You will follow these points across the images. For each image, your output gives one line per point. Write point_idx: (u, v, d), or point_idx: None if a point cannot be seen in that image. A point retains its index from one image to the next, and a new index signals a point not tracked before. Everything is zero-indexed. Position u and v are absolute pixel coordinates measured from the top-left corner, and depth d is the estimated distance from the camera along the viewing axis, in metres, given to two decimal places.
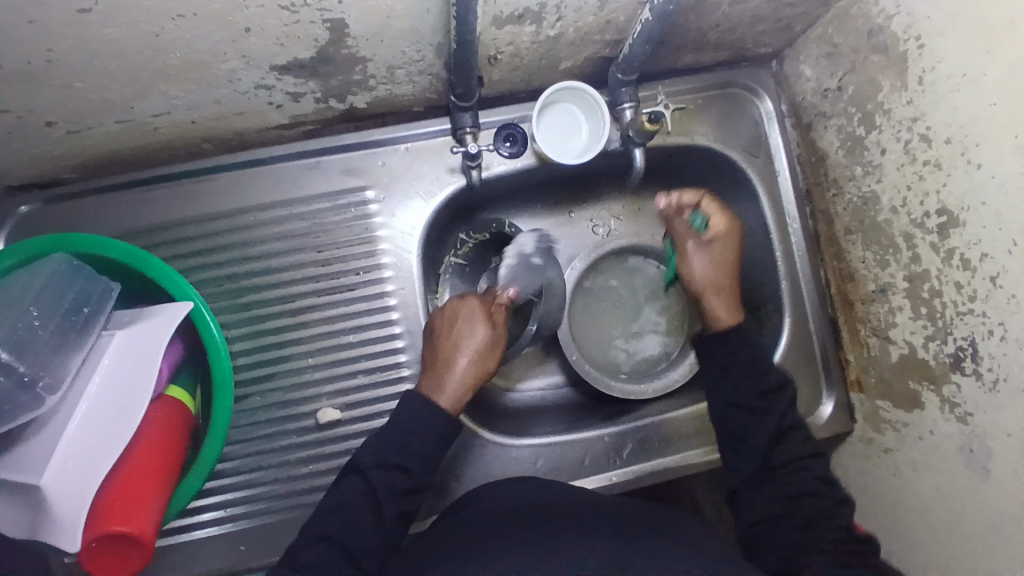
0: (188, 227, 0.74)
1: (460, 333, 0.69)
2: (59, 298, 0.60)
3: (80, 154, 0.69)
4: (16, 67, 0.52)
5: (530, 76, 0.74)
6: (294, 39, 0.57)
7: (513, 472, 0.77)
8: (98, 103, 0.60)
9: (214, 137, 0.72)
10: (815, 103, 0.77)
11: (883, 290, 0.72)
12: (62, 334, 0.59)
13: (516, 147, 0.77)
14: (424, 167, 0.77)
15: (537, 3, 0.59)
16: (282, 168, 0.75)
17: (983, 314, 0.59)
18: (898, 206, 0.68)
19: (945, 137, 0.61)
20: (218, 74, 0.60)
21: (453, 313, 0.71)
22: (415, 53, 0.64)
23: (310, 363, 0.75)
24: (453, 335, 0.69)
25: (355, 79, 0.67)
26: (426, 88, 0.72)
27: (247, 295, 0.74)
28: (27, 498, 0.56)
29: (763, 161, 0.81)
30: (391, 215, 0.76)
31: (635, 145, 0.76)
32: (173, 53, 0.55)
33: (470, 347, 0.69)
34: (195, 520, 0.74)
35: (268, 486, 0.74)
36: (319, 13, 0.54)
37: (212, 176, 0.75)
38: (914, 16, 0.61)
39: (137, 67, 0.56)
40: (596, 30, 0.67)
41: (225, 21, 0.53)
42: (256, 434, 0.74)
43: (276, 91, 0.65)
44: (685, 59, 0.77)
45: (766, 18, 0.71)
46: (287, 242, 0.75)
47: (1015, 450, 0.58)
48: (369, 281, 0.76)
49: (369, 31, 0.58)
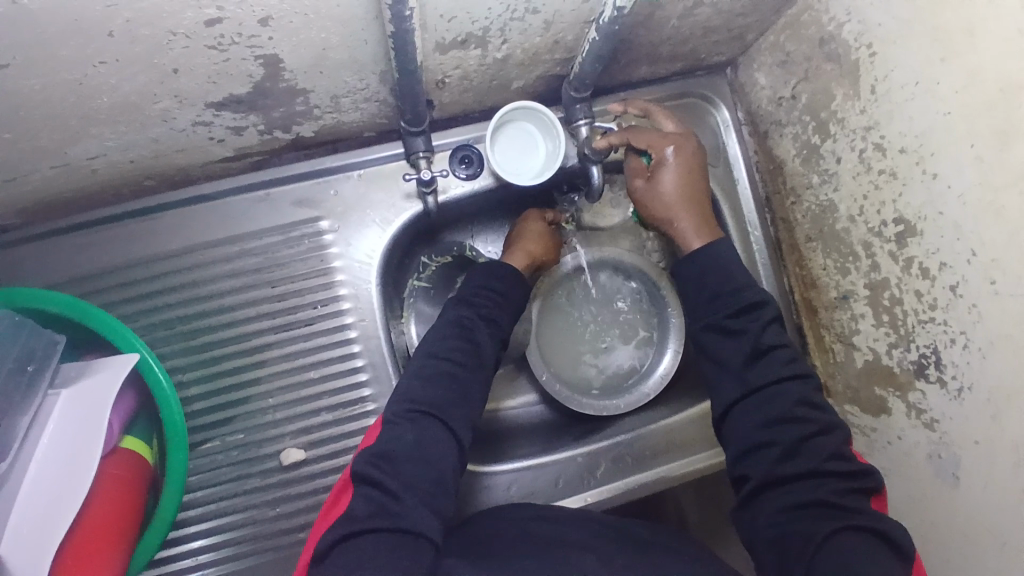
0: (135, 270, 0.71)
1: (523, 225, 0.80)
2: (5, 354, 0.57)
3: (14, 203, 0.65)
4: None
5: (482, 96, 0.72)
6: (227, 76, 0.54)
7: (487, 500, 0.75)
8: (26, 151, 0.57)
9: (156, 175, 0.69)
10: (770, 111, 0.76)
11: (846, 297, 0.72)
12: (4, 399, 0.56)
13: (472, 168, 0.76)
14: (379, 194, 0.75)
15: (481, 27, 0.58)
16: (229, 202, 0.73)
17: (944, 322, 0.60)
18: (856, 215, 0.68)
19: (900, 146, 0.61)
20: (150, 115, 0.57)
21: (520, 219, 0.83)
22: (359, 82, 0.62)
23: (271, 403, 0.73)
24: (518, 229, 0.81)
25: (299, 110, 0.64)
26: (375, 114, 0.70)
27: (201, 336, 0.72)
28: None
29: (722, 170, 0.81)
30: (347, 245, 0.74)
31: (591, 163, 0.74)
32: (99, 97, 0.52)
33: (537, 226, 0.80)
34: (163, 572, 0.71)
35: (235, 532, 0.72)
36: (250, 50, 0.51)
37: (157, 215, 0.72)
38: (864, 24, 0.61)
39: (63, 114, 0.53)
40: (545, 49, 0.65)
41: (151, 64, 0.50)
42: (220, 479, 0.72)
43: (216, 126, 0.63)
44: (640, 71, 0.75)
45: (718, 29, 0.70)
46: (240, 279, 0.72)
47: (981, 458, 0.58)
48: (328, 315, 0.73)
49: (307, 65, 0.56)
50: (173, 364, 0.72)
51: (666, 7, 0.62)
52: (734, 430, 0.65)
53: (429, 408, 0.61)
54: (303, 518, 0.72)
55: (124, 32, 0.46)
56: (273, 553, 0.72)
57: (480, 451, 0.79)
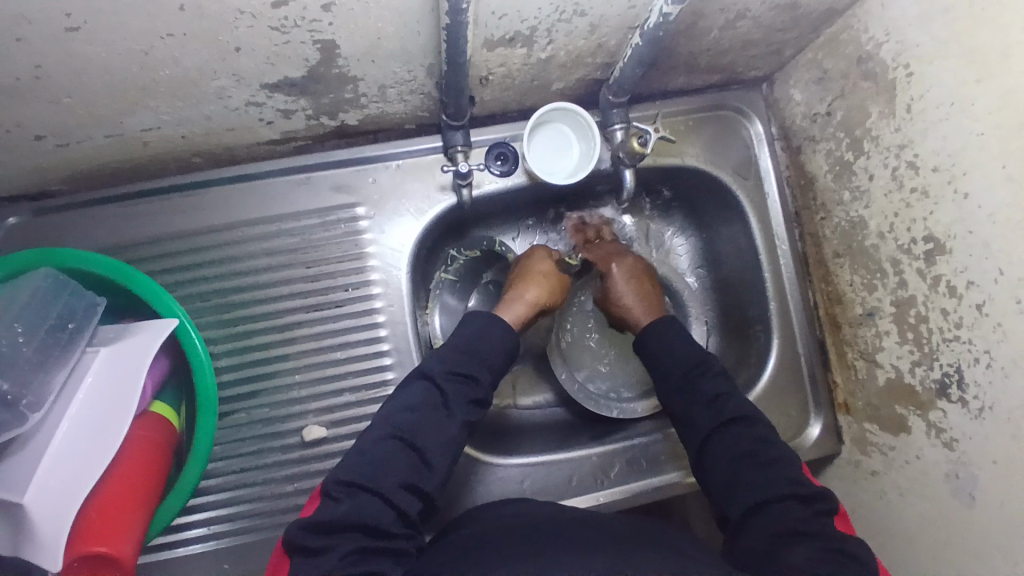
0: (177, 242, 0.74)
1: (532, 260, 0.79)
2: (43, 315, 0.59)
3: (68, 168, 0.68)
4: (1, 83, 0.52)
5: (522, 96, 0.74)
6: (283, 58, 0.57)
7: (501, 491, 0.76)
8: (88, 118, 0.60)
9: (204, 151, 0.71)
10: (804, 127, 0.77)
11: (871, 314, 0.72)
12: (44, 352, 0.58)
13: (507, 165, 0.78)
14: (414, 185, 0.77)
15: (529, 26, 0.60)
16: (271, 183, 0.75)
17: (968, 341, 0.60)
18: (885, 232, 0.68)
19: (932, 165, 0.61)
20: (207, 92, 0.60)
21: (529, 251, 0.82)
22: (406, 73, 0.64)
23: (296, 380, 0.74)
24: (524, 264, 0.79)
25: (346, 98, 0.67)
26: (418, 107, 0.72)
27: (234, 310, 0.74)
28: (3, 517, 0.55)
29: (753, 183, 0.82)
30: (380, 232, 0.76)
31: (625, 167, 0.76)
32: (162, 70, 0.55)
33: (542, 266, 0.78)
34: (179, 537, 0.73)
35: (252, 504, 0.73)
36: (309, 34, 0.54)
37: (201, 191, 0.74)
38: (903, 44, 0.62)
39: (126, 83, 0.56)
40: (588, 52, 0.67)
41: (214, 40, 0.53)
42: (242, 451, 0.74)
43: (266, 108, 0.65)
44: (677, 81, 0.77)
45: (757, 43, 0.71)
46: (276, 257, 0.74)
47: (1001, 478, 0.58)
48: (358, 298, 0.75)
49: (359, 52, 0.59)
50: (206, 336, 0.74)
51: (709, 18, 0.64)
52: (752, 435, 0.65)
53: (371, 476, 0.59)
54: None
55: (194, 7, 0.48)
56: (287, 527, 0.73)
57: (496, 443, 0.80)
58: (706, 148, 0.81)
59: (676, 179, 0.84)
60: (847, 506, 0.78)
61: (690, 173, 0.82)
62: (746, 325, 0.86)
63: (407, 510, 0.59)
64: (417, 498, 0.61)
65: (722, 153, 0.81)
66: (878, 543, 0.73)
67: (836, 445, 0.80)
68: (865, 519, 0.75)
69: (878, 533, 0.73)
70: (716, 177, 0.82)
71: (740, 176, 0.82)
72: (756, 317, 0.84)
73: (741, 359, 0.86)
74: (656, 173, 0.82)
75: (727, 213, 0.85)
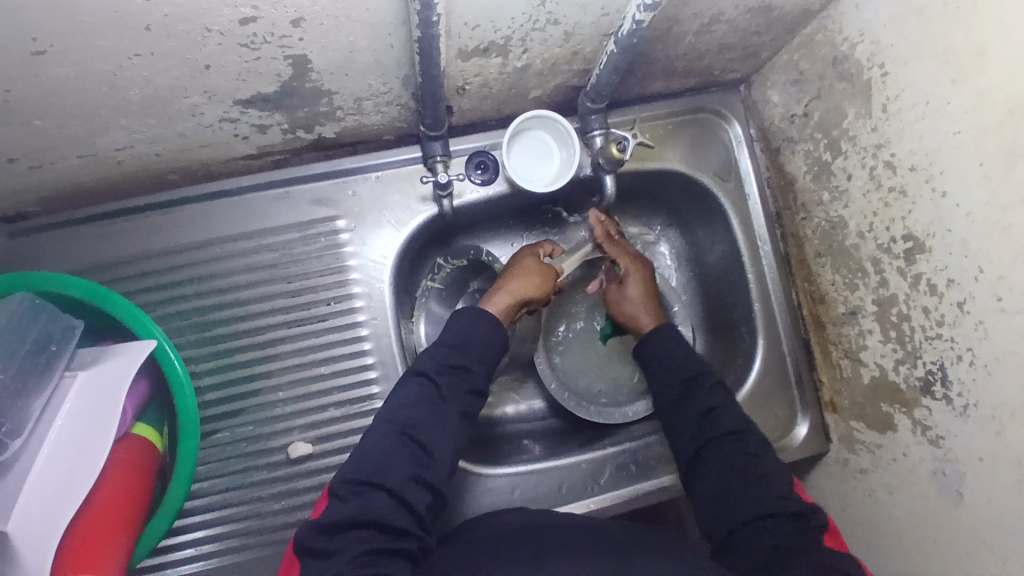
0: (154, 260, 0.73)
1: (520, 264, 0.76)
2: (20, 339, 0.58)
3: (41, 190, 0.67)
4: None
5: (500, 105, 0.74)
6: (256, 74, 0.56)
7: (490, 503, 0.76)
8: (59, 140, 0.59)
9: (180, 168, 0.70)
10: (783, 128, 0.78)
11: (854, 313, 0.73)
12: (21, 378, 0.56)
13: (488, 174, 0.77)
14: (395, 196, 0.77)
15: (503, 36, 0.59)
16: (248, 199, 0.74)
17: (951, 339, 0.60)
18: (865, 231, 0.69)
19: (910, 164, 0.61)
20: (180, 110, 0.59)
21: (522, 250, 0.79)
22: (382, 86, 0.64)
23: (280, 397, 0.73)
24: (514, 266, 0.76)
25: (322, 111, 0.66)
26: (395, 118, 0.72)
27: (215, 328, 0.73)
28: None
29: (734, 185, 0.82)
30: (362, 245, 0.76)
31: (606, 172, 0.76)
32: (132, 90, 0.54)
33: (530, 267, 0.76)
34: (167, 559, 0.71)
35: (240, 523, 0.72)
36: (281, 50, 0.53)
37: (178, 208, 0.73)
38: (878, 44, 0.62)
39: (97, 104, 0.55)
40: (564, 60, 0.67)
41: (185, 59, 0.52)
42: (228, 471, 0.73)
43: (241, 123, 0.65)
44: (655, 85, 0.77)
45: (733, 46, 0.71)
46: (257, 274, 0.74)
47: (986, 475, 0.59)
48: (340, 311, 0.75)
49: (333, 66, 0.58)
50: (188, 354, 0.73)
51: (684, 23, 0.64)
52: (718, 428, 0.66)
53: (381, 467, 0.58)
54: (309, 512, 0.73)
55: (161, 26, 0.48)
56: (277, 546, 0.72)
57: (485, 453, 0.80)
58: (686, 151, 0.81)
59: (655, 182, 0.84)
60: (838, 504, 0.79)
61: (671, 176, 0.82)
62: (731, 326, 0.86)
63: (416, 505, 0.58)
64: (426, 491, 0.60)
65: (701, 156, 0.82)
66: (868, 542, 0.74)
67: (824, 444, 0.80)
68: (854, 517, 0.76)
69: (867, 531, 0.74)
70: (697, 180, 0.82)
71: (721, 178, 0.82)
72: (741, 319, 0.84)
73: (726, 360, 0.86)
74: (636, 177, 0.82)
75: (710, 215, 0.85)
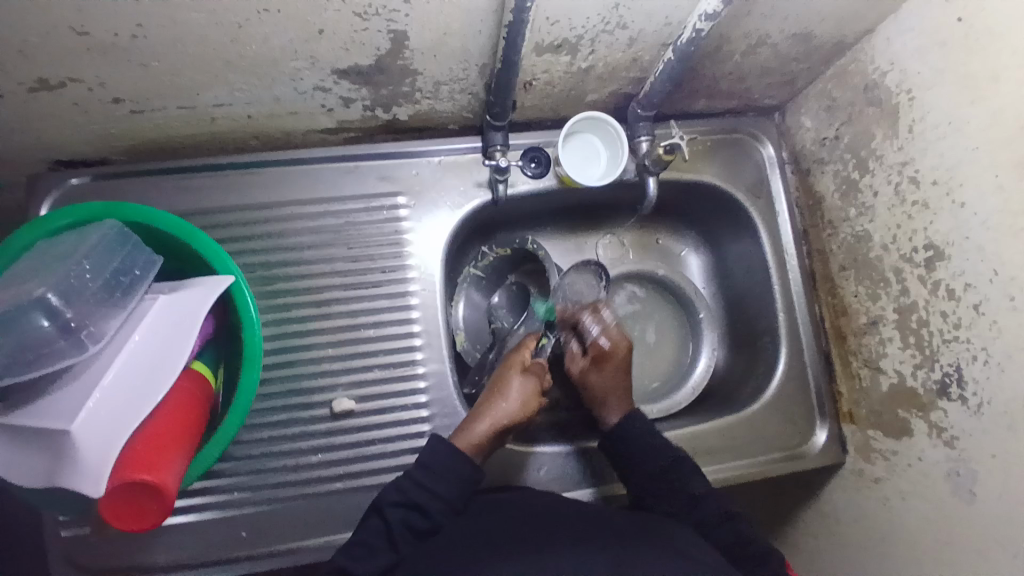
0: (226, 214, 0.78)
1: (507, 387, 0.74)
2: (108, 259, 0.62)
3: (135, 135, 0.73)
4: (98, 37, 0.57)
5: (558, 105, 0.82)
6: (358, 45, 0.63)
7: (516, 478, 0.79)
8: (169, 86, 0.66)
9: (262, 133, 0.77)
10: (814, 151, 0.85)
11: (875, 322, 0.78)
12: (109, 291, 0.61)
13: (539, 168, 0.84)
14: (453, 180, 0.83)
15: (576, 35, 0.67)
16: (320, 168, 0.80)
17: (967, 340, 0.65)
18: (888, 244, 0.74)
19: (932, 179, 0.68)
20: (283, 73, 0.66)
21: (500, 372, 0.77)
22: (461, 71, 0.71)
23: (328, 353, 0.77)
24: (500, 388, 0.74)
25: (404, 91, 0.73)
26: (464, 107, 0.79)
27: (276, 284, 0.78)
28: (39, 450, 0.55)
29: (765, 202, 0.87)
30: (418, 221, 0.81)
31: (650, 174, 0.82)
32: (249, 46, 0.62)
33: (510, 397, 0.73)
34: (202, 500, 0.74)
35: (274, 473, 0.75)
36: (387, 24, 0.61)
37: (253, 170, 0.79)
38: (906, 72, 0.69)
39: (213, 55, 0.62)
40: (623, 66, 0.75)
41: (304, 21, 0.59)
42: (269, 420, 0.76)
43: (331, 94, 0.72)
44: (699, 103, 0.85)
45: (774, 71, 0.79)
46: (319, 237, 0.79)
47: (999, 471, 0.62)
48: (393, 280, 0.80)
49: (425, 46, 0.65)
50: None
51: (734, 42, 0.72)
52: None
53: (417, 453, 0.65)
54: (343, 467, 0.76)
55: None
56: (307, 499, 0.75)
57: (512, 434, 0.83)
58: (722, 166, 0.87)
59: (690, 194, 0.90)
60: (852, 516, 0.81)
61: (706, 189, 0.88)
62: (756, 336, 0.90)
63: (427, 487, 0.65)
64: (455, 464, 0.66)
65: (737, 172, 0.88)
66: (882, 551, 0.76)
67: (840, 455, 0.83)
68: (868, 526, 0.79)
69: (881, 538, 0.77)
70: (731, 194, 0.87)
71: (754, 195, 0.87)
72: (764, 329, 0.89)
73: (749, 368, 0.90)
74: (674, 187, 0.89)
75: (739, 229, 0.90)
